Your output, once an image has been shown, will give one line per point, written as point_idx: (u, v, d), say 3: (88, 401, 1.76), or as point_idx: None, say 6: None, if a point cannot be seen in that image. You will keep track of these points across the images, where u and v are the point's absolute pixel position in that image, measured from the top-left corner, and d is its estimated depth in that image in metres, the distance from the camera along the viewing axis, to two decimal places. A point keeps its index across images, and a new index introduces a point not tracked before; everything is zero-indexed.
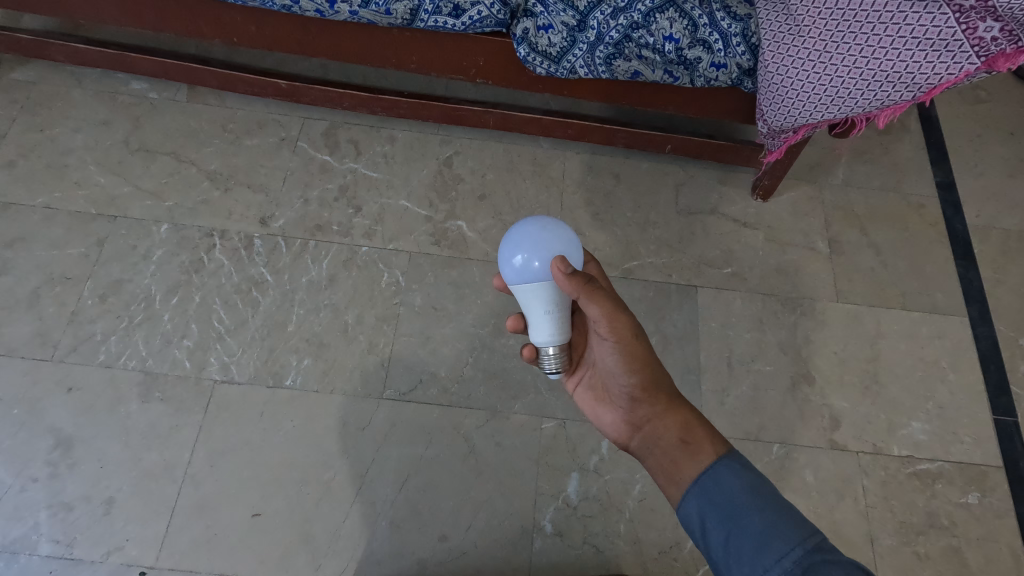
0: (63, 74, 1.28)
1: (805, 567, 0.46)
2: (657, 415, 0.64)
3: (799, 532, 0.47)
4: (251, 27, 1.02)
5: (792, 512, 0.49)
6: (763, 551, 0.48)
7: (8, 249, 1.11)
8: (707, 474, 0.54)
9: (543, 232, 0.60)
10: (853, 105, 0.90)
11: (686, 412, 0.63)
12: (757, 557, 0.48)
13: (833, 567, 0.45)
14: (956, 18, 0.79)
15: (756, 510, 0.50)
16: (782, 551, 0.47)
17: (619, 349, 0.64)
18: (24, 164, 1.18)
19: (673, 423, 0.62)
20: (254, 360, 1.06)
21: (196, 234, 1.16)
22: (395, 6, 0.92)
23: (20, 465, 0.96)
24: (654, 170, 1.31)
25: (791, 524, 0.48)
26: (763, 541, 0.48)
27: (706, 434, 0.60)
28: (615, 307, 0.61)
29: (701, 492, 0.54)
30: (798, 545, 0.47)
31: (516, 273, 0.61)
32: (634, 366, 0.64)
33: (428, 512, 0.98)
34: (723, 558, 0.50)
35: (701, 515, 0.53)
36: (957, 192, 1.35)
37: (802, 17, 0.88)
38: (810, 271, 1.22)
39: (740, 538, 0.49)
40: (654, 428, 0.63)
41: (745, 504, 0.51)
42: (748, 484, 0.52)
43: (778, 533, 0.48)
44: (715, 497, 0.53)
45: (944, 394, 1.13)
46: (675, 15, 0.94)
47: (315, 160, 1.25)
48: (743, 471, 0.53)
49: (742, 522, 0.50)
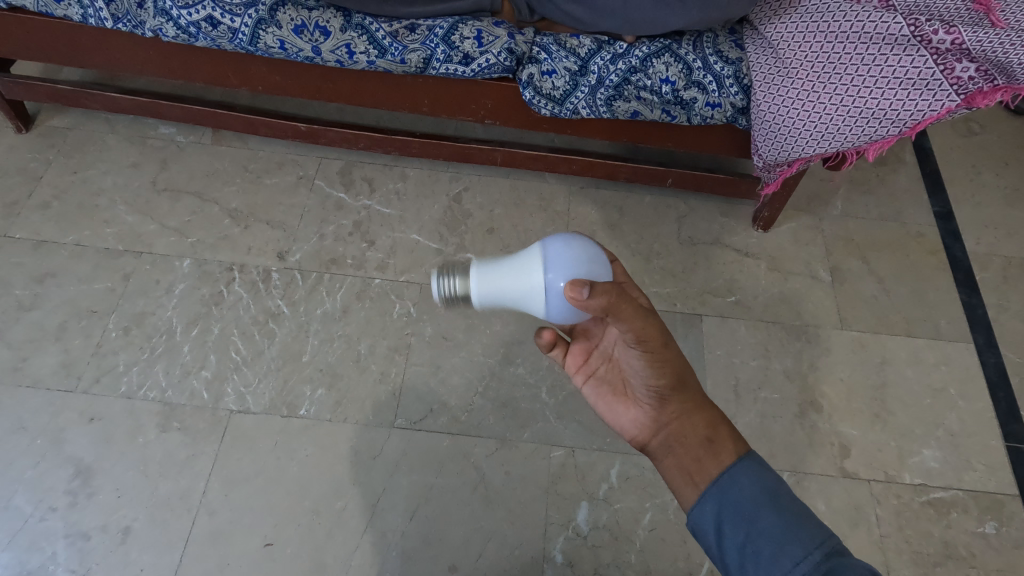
0: (97, 121, 1.37)
1: (824, 568, 0.47)
2: (682, 414, 0.61)
3: (817, 535, 0.49)
4: (276, 76, 1.10)
5: (806, 514, 0.51)
6: (782, 553, 0.49)
7: (39, 285, 1.16)
8: (730, 478, 0.55)
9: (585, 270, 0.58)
10: (844, 141, 0.94)
11: (711, 410, 0.61)
12: (776, 557, 0.49)
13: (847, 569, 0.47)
14: (934, 60, 0.85)
15: (774, 513, 0.52)
16: (800, 551, 0.49)
17: (646, 354, 0.61)
18: (58, 204, 1.25)
19: (699, 421, 0.60)
20: (269, 390, 1.09)
21: (217, 269, 1.21)
22: (409, 56, 0.99)
23: (40, 495, 0.98)
24: (656, 202, 1.35)
25: (807, 528, 0.50)
26: (782, 543, 0.50)
27: (728, 432, 0.59)
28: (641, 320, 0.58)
29: (720, 494, 0.55)
30: (816, 547, 0.49)
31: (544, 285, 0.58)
32: (660, 367, 0.61)
33: (438, 542, 0.98)
34: (739, 560, 0.51)
35: (718, 516, 0.54)
36: (955, 220, 1.38)
37: (790, 60, 0.94)
38: (812, 299, 1.24)
39: (758, 540, 0.51)
40: (680, 428, 0.61)
41: (764, 508, 0.52)
42: (766, 486, 0.54)
43: (796, 535, 0.50)
44: (736, 500, 0.54)
45: (953, 421, 1.13)
46: (671, 59, 0.99)
47: (331, 198, 1.31)
48: (761, 474, 0.55)
49: (759, 524, 0.52)
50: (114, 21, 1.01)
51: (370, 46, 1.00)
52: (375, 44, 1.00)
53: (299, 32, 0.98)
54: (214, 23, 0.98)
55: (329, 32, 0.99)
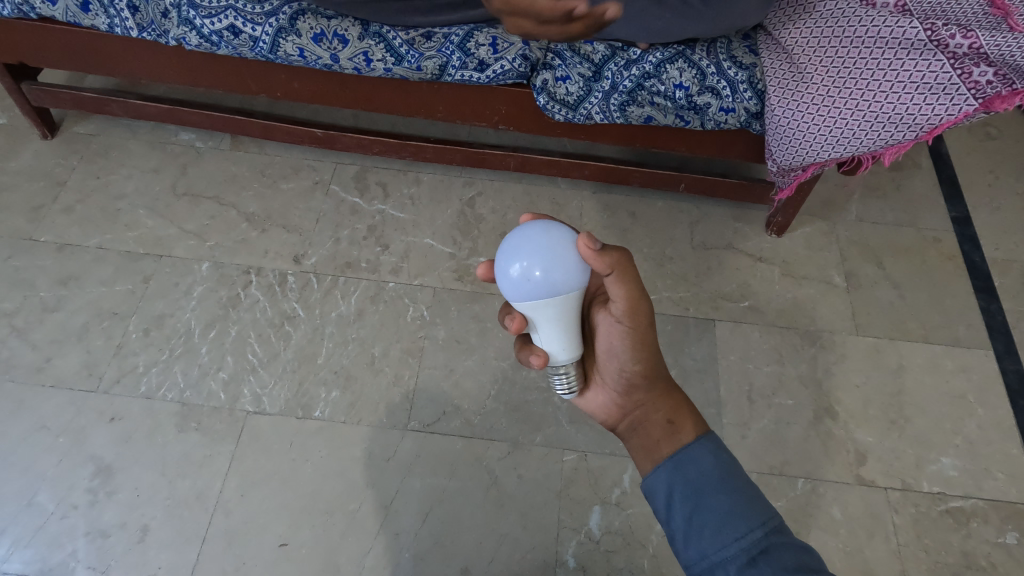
0: (119, 127, 1.40)
1: (762, 546, 0.46)
2: (649, 400, 0.62)
3: (763, 514, 0.48)
4: (294, 83, 1.12)
5: (756, 496, 0.49)
6: (726, 528, 0.48)
7: (62, 287, 1.19)
8: (689, 458, 0.52)
9: (545, 236, 0.58)
10: (859, 145, 0.94)
11: (678, 400, 0.61)
12: (717, 532, 0.48)
13: (785, 550, 0.47)
14: (951, 64, 0.85)
15: (725, 489, 0.49)
16: (745, 528, 0.47)
17: (624, 333, 0.63)
18: (81, 209, 1.28)
19: (663, 406, 0.60)
20: (285, 392, 1.10)
21: (234, 272, 1.23)
22: (425, 63, 1.01)
23: (62, 493, 1.00)
24: (669, 207, 1.35)
25: (754, 506, 0.48)
26: (728, 518, 0.48)
27: (690, 416, 0.58)
28: (640, 297, 0.61)
29: (675, 467, 0.52)
30: (760, 526, 0.47)
31: (521, 286, 0.59)
32: (634, 351, 0.63)
33: (451, 544, 0.99)
34: (683, 531, 0.49)
35: (669, 487, 0.52)
36: (973, 226, 1.36)
37: (804, 64, 0.93)
38: (827, 305, 1.23)
39: (705, 512, 0.49)
40: (644, 413, 0.61)
41: (716, 483, 0.50)
42: (723, 464, 0.51)
43: (743, 513, 0.48)
44: (690, 476, 0.51)
45: (973, 429, 1.11)
46: (684, 65, 1.00)
47: (346, 203, 1.33)
48: (720, 454, 0.52)
49: (709, 499, 0.49)
50: (140, 30, 1.04)
51: (387, 54, 1.01)
52: (391, 52, 1.01)
53: (318, 40, 1.00)
54: (236, 32, 1.00)
55: (347, 40, 1.01)
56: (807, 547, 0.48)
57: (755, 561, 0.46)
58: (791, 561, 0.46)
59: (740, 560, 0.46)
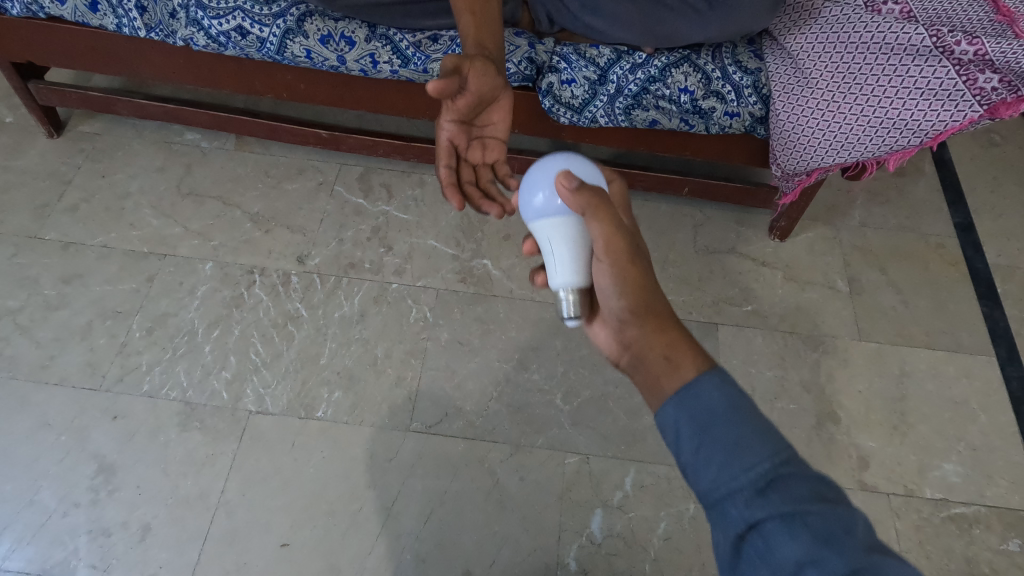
0: (125, 126, 1.41)
1: (772, 478, 0.43)
2: (641, 332, 0.56)
3: (773, 446, 0.44)
4: (301, 84, 1.12)
5: (767, 426, 0.45)
6: (734, 461, 0.44)
7: (66, 285, 1.19)
8: (694, 394, 0.48)
9: (564, 167, 0.66)
10: (864, 150, 0.94)
11: (675, 332, 0.55)
12: (726, 464, 0.44)
13: (799, 479, 0.43)
14: (956, 70, 0.85)
15: (734, 423, 0.45)
16: (754, 459, 0.44)
17: (608, 265, 0.58)
18: (86, 207, 1.29)
19: (659, 340, 0.54)
20: (288, 391, 1.10)
21: (238, 272, 1.23)
22: (431, 65, 1.02)
23: (64, 490, 1.00)
24: (672, 210, 1.36)
25: (764, 438, 0.45)
26: (737, 450, 0.44)
27: (690, 351, 0.53)
28: (618, 225, 0.58)
29: (679, 404, 0.48)
30: (771, 457, 0.44)
31: (537, 210, 0.66)
32: (625, 281, 0.57)
33: (453, 546, 0.99)
34: (692, 464, 0.46)
35: (676, 423, 0.48)
36: (976, 232, 1.36)
37: (809, 70, 0.94)
38: (830, 310, 1.23)
39: (712, 446, 0.45)
40: (639, 347, 0.56)
41: (723, 419, 0.46)
42: (730, 399, 0.47)
43: (751, 446, 0.44)
44: (697, 412, 0.47)
45: (975, 435, 1.11)
46: (690, 69, 1.00)
47: (350, 203, 1.33)
48: (727, 388, 0.47)
49: (716, 434, 0.45)
50: (148, 31, 1.05)
51: (394, 56, 1.02)
52: (398, 54, 1.02)
53: (325, 42, 1.01)
54: (243, 33, 1.01)
55: (354, 42, 1.01)
56: (820, 474, 0.45)
57: (765, 493, 0.43)
58: (803, 491, 0.43)
59: (750, 493, 0.43)
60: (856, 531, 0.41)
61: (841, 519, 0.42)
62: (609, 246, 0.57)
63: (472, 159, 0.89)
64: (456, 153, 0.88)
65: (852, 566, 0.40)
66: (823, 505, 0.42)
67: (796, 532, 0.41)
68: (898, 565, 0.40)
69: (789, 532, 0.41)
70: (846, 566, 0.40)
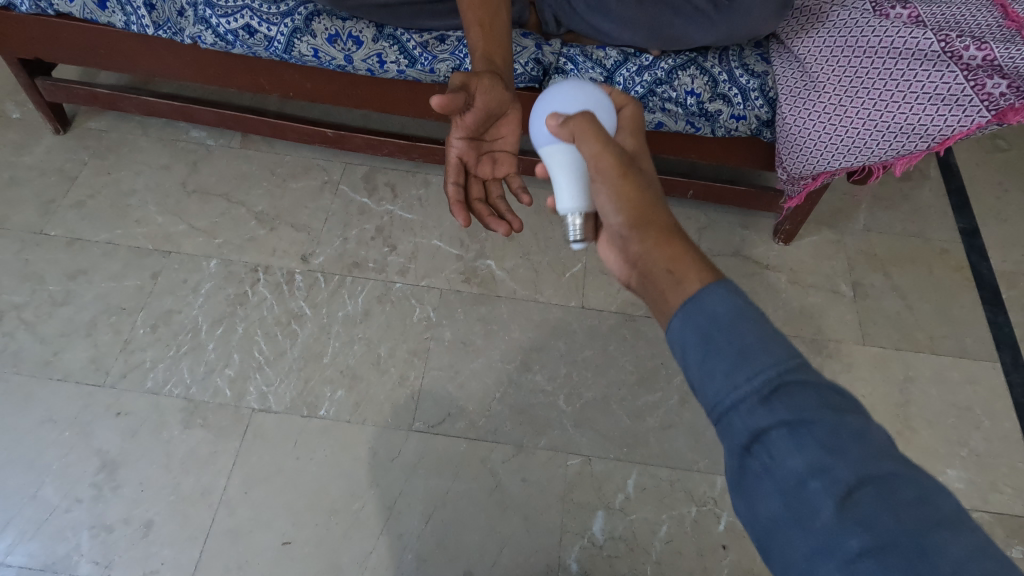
0: (131, 124, 1.41)
1: (777, 385, 0.41)
2: (644, 248, 0.55)
3: (779, 355, 0.42)
4: (307, 83, 1.12)
5: (774, 335, 0.43)
6: (739, 369, 0.42)
7: (71, 281, 1.19)
8: (695, 302, 0.46)
9: (562, 95, 0.68)
10: (871, 154, 0.94)
11: (679, 244, 0.54)
12: (729, 375, 0.42)
13: (807, 388, 0.41)
14: (965, 75, 0.85)
15: (740, 331, 0.43)
16: (759, 368, 0.42)
17: (605, 184, 0.58)
18: (92, 203, 1.29)
19: (661, 253, 0.53)
20: (291, 390, 1.11)
21: (242, 270, 1.23)
22: (438, 65, 1.02)
23: (67, 486, 1.01)
24: (676, 213, 1.36)
25: (770, 347, 0.42)
26: (741, 357, 0.42)
27: (693, 262, 0.51)
28: (608, 141, 0.59)
29: (686, 316, 0.46)
30: (778, 365, 0.42)
31: (541, 140, 0.70)
32: (623, 198, 0.57)
33: (454, 546, 0.99)
34: (698, 378, 0.44)
35: (682, 334, 0.46)
36: (981, 237, 1.36)
37: (817, 74, 0.94)
38: (834, 314, 1.23)
39: (716, 356, 0.43)
40: (643, 264, 0.55)
41: (728, 327, 0.44)
42: (736, 307, 0.44)
43: (755, 354, 0.42)
44: (699, 321, 0.45)
45: (979, 441, 1.11)
46: (696, 71, 1.00)
47: (355, 202, 1.33)
48: (731, 298, 0.45)
49: (719, 343, 0.43)
50: (156, 28, 1.05)
51: (401, 56, 1.02)
52: (405, 54, 1.02)
53: (332, 41, 1.01)
54: (251, 31, 1.01)
55: (362, 41, 1.01)
56: (831, 384, 0.43)
57: (770, 403, 0.41)
58: (812, 401, 0.41)
59: (755, 404, 0.41)
60: (866, 439, 0.40)
61: (850, 428, 0.40)
62: (602, 163, 0.58)
63: (482, 174, 0.88)
64: (465, 168, 0.88)
65: (859, 476, 0.38)
66: (831, 414, 0.40)
67: (802, 443, 0.39)
68: (907, 473, 0.39)
69: (795, 442, 0.39)
70: (852, 474, 0.38)
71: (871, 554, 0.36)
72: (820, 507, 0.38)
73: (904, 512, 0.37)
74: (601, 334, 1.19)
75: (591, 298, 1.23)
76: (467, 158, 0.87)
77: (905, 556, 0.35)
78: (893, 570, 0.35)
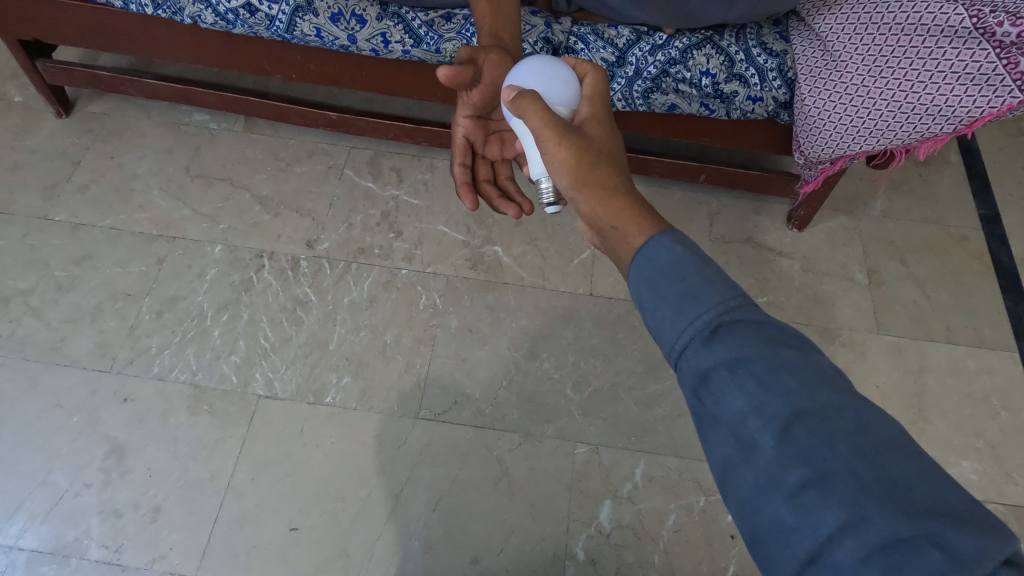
0: (133, 107, 1.39)
1: (715, 327, 0.44)
2: (590, 208, 0.58)
3: (716, 296, 0.45)
4: (310, 64, 1.10)
5: (714, 277, 0.46)
6: (681, 313, 0.45)
7: (76, 267, 1.19)
8: (639, 252, 0.50)
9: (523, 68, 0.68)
10: (894, 137, 0.91)
11: (625, 200, 0.56)
12: (673, 322, 0.46)
13: (746, 327, 0.44)
14: (997, 53, 0.80)
15: (681, 277, 0.46)
16: (698, 310, 0.45)
17: (551, 154, 0.60)
18: (95, 188, 1.28)
19: (609, 213, 0.56)
20: (297, 376, 1.10)
21: (247, 255, 1.22)
22: (444, 45, 0.99)
23: (76, 471, 1.01)
24: (687, 198, 1.33)
25: (708, 288, 0.45)
26: (683, 300, 0.45)
27: (638, 217, 0.54)
28: (549, 112, 0.60)
29: (635, 272, 0.50)
30: (717, 307, 0.44)
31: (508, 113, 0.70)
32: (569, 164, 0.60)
33: (461, 534, 0.98)
34: (653, 327, 0.48)
35: (635, 290, 0.50)
36: (1002, 224, 1.32)
37: (839, 52, 0.90)
38: (848, 303, 1.21)
39: (663, 304, 0.46)
40: (595, 223, 0.59)
41: (671, 273, 0.47)
42: (677, 256, 0.48)
43: (695, 297, 0.45)
44: (646, 273, 0.49)
45: (995, 432, 1.09)
46: (712, 51, 0.96)
47: (360, 187, 1.31)
48: (673, 247, 0.48)
49: (663, 288, 0.47)
50: (155, 7, 1.02)
51: (406, 36, 0.99)
52: (410, 33, 0.99)
53: (335, 20, 0.98)
54: (252, 10, 0.98)
55: (365, 20, 0.98)
56: (774, 322, 0.45)
57: (711, 344, 0.43)
58: (751, 337, 0.43)
59: (697, 348, 0.44)
60: (806, 373, 0.41)
61: (786, 362, 0.41)
62: (545, 136, 0.60)
63: (489, 155, 0.86)
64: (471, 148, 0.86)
65: (795, 409, 0.39)
66: (768, 349, 0.42)
67: (741, 383, 0.41)
68: (848, 402, 0.40)
69: (734, 382, 0.41)
70: (788, 408, 0.39)
71: (811, 484, 0.37)
72: (760, 442, 0.39)
73: (840, 440, 0.37)
74: (610, 322, 1.17)
75: (600, 285, 1.21)
76: (474, 137, 0.85)
77: (844, 483, 0.36)
78: (833, 498, 0.36)
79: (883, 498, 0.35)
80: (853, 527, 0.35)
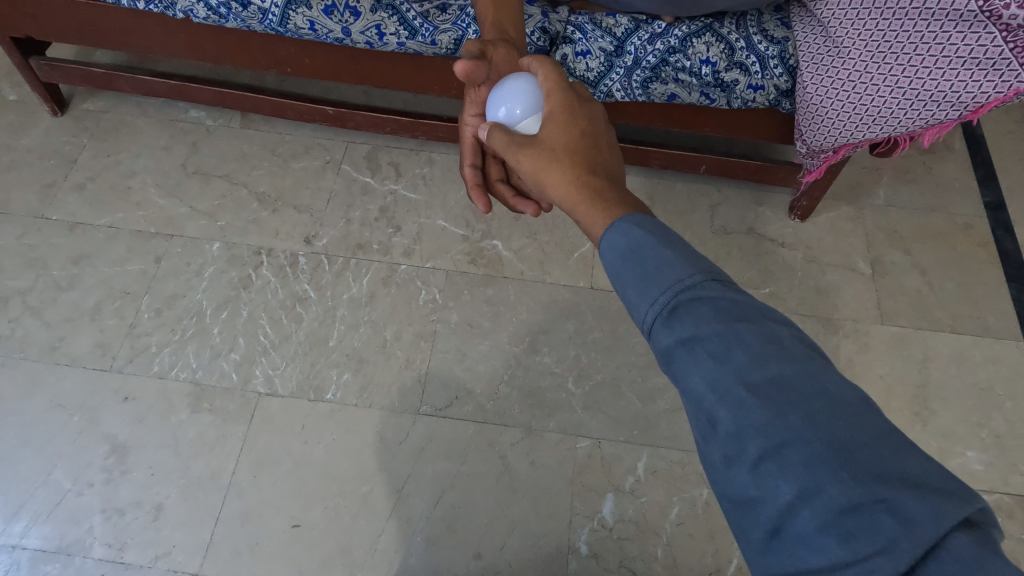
0: (129, 104, 1.38)
1: (671, 307, 0.44)
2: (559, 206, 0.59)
3: (673, 275, 0.45)
4: (305, 58, 1.09)
5: (671, 256, 0.46)
6: (643, 294, 0.45)
7: (75, 266, 1.18)
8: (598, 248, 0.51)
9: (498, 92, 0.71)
10: (898, 125, 0.89)
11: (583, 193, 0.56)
12: (636, 305, 0.46)
13: (703, 304, 0.43)
14: (1004, 37, 0.77)
15: (635, 263, 0.47)
16: (659, 288, 0.45)
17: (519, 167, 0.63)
18: (92, 186, 1.27)
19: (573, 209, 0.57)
20: (297, 374, 1.10)
21: (245, 252, 1.21)
22: (440, 37, 0.98)
23: (78, 470, 1.01)
24: (688, 189, 1.31)
25: (667, 269, 0.45)
26: (643, 283, 0.46)
27: (593, 210, 0.54)
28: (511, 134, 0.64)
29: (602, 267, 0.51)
30: (672, 287, 0.44)
31: None
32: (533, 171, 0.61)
33: (464, 529, 0.98)
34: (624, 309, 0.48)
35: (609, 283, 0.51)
36: (1007, 212, 1.31)
37: (842, 38, 0.88)
38: (851, 293, 1.19)
39: (626, 290, 0.47)
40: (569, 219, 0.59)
41: (628, 259, 0.47)
42: (630, 244, 0.48)
43: (652, 279, 0.45)
44: (609, 264, 0.49)
45: (1000, 422, 1.08)
46: (712, 38, 0.95)
47: (358, 182, 1.30)
48: (625, 236, 0.48)
49: (625, 273, 0.47)
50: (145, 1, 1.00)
51: (401, 28, 0.98)
52: (405, 25, 0.98)
53: (329, 12, 0.96)
54: (244, 4, 0.97)
55: (359, 12, 0.97)
56: (733, 295, 0.44)
57: (671, 324, 0.44)
58: (706, 314, 0.42)
59: (659, 328, 0.44)
60: (757, 345, 0.40)
61: (738, 334, 0.41)
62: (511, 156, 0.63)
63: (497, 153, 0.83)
64: (481, 148, 0.84)
65: (743, 380, 0.39)
66: (722, 324, 0.42)
67: (697, 360, 0.41)
68: (803, 370, 0.39)
69: (691, 359, 0.41)
70: (740, 380, 0.39)
71: (770, 457, 0.37)
72: (718, 418, 0.39)
73: (794, 411, 0.37)
74: (611, 315, 1.16)
75: (600, 279, 1.20)
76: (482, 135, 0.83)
77: (795, 452, 0.36)
78: (789, 467, 0.36)
79: (835, 464, 0.35)
80: (809, 495, 0.35)
